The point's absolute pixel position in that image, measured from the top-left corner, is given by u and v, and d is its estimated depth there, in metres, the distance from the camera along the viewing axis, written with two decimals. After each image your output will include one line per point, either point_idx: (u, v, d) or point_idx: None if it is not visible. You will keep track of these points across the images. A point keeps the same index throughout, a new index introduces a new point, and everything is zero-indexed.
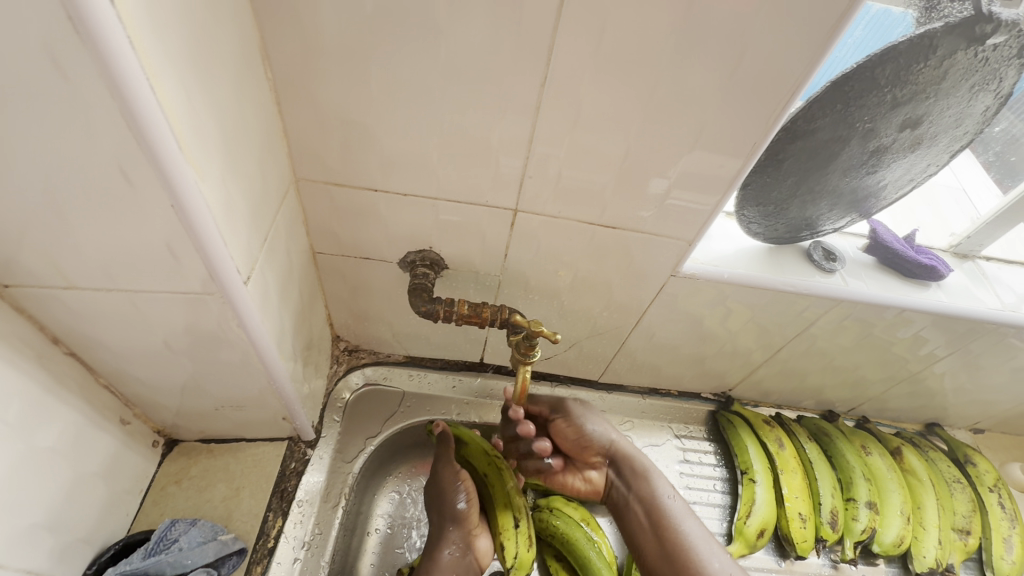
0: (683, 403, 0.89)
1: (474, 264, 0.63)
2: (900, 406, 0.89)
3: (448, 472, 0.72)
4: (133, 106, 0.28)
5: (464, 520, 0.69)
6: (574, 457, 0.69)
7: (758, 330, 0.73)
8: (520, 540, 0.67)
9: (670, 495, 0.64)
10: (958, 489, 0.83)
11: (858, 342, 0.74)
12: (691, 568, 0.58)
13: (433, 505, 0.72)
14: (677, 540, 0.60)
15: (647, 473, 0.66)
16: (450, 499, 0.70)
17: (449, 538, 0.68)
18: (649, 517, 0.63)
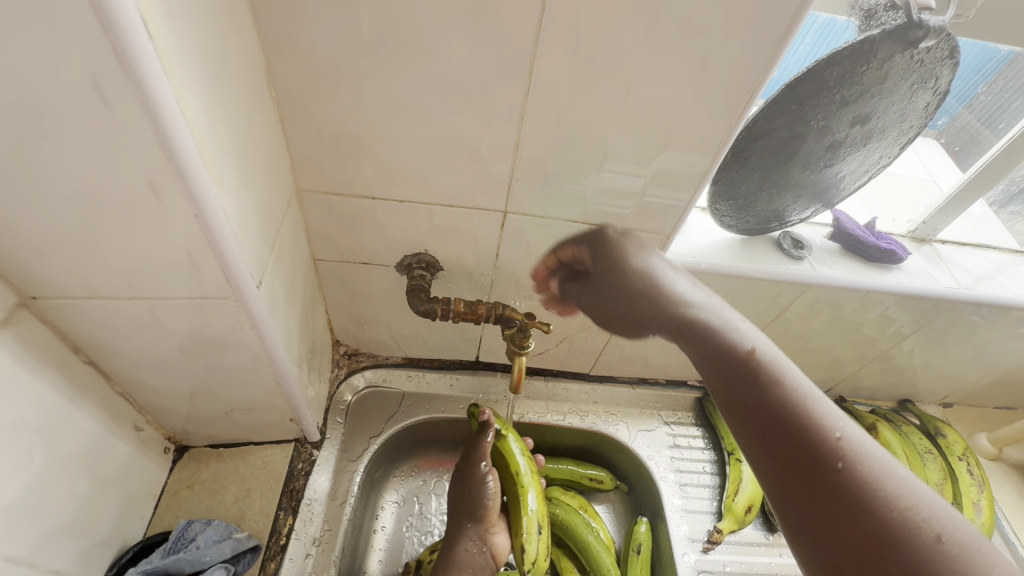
0: (671, 391, 0.93)
1: (468, 264, 0.67)
2: (874, 384, 0.94)
3: (480, 474, 0.73)
4: (165, 127, 0.31)
5: (484, 518, 0.73)
6: (635, 285, 0.59)
7: (736, 317, 0.77)
8: (539, 545, 0.70)
9: (744, 341, 0.54)
10: (930, 459, 0.88)
11: (829, 324, 0.79)
12: (816, 439, 0.46)
13: (460, 499, 0.75)
14: (771, 386, 0.50)
15: (774, 381, 0.50)
16: (474, 500, 0.73)
17: (467, 533, 0.73)
18: (735, 358, 0.53)
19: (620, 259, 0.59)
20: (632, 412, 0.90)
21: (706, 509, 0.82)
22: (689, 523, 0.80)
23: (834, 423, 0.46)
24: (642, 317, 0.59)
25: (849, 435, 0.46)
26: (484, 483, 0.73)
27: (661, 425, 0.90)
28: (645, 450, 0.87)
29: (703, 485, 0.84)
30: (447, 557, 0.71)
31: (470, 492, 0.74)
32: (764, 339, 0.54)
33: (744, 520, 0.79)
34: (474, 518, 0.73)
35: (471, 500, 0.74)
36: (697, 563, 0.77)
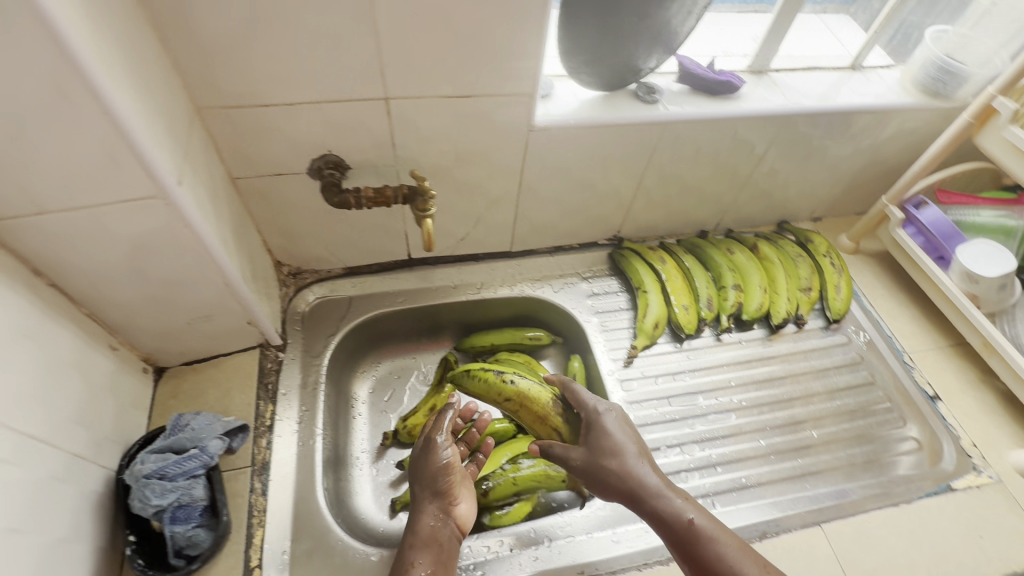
0: (586, 252, 1.07)
1: (370, 157, 0.76)
2: (751, 211, 1.11)
3: (436, 448, 0.71)
4: (56, 31, 0.39)
5: (448, 490, 0.69)
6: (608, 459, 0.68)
7: (616, 167, 0.90)
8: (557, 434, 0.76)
9: (683, 505, 0.64)
10: (801, 261, 1.07)
11: (695, 159, 0.93)
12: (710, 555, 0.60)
13: (417, 481, 0.70)
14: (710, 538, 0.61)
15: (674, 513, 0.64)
16: (433, 475, 0.69)
17: (427, 511, 0.68)
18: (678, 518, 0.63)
19: (598, 444, 0.70)
20: (555, 276, 1.05)
21: (624, 336, 0.99)
22: (612, 348, 0.96)
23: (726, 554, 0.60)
24: (610, 487, 0.67)
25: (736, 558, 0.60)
26: (441, 455, 0.70)
27: (580, 282, 1.05)
28: (569, 303, 1.01)
29: (620, 319, 1.01)
30: (410, 538, 0.65)
31: (427, 467, 0.70)
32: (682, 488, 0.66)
33: (653, 335, 0.95)
34: (434, 493, 0.68)
35: (426, 479, 0.69)
36: (622, 374, 0.94)
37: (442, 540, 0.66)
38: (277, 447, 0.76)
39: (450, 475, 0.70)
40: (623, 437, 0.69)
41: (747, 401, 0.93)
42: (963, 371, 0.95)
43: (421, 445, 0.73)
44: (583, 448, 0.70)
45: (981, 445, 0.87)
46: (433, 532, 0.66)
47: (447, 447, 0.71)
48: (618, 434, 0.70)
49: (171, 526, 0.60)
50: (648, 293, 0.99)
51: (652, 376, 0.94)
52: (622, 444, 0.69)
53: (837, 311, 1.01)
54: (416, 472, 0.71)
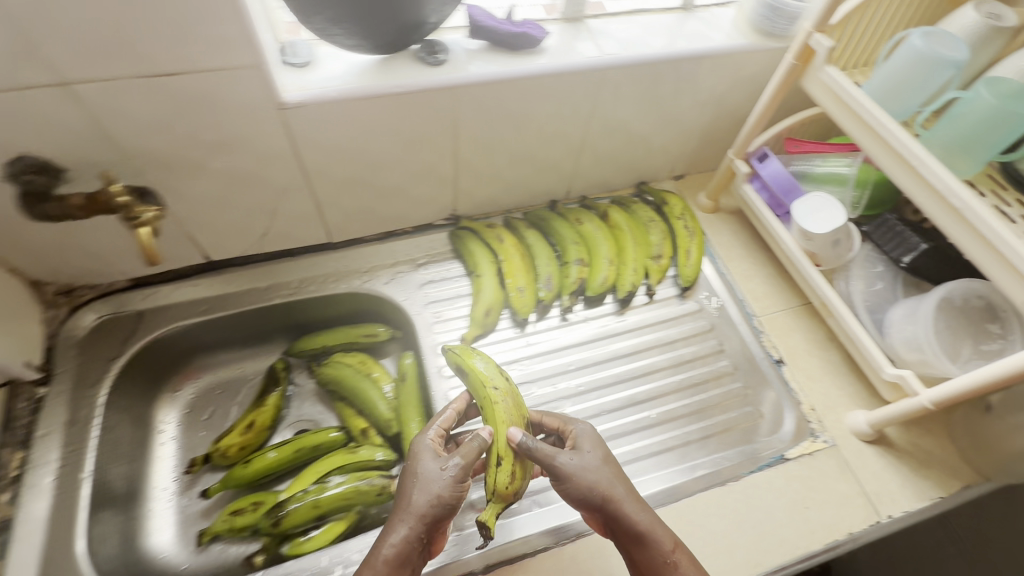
0: (420, 236, 0.97)
1: (86, 155, 0.64)
2: (602, 175, 1.02)
3: (439, 466, 0.63)
4: None
5: (434, 522, 0.61)
6: (564, 486, 0.64)
7: (416, 140, 0.79)
8: (506, 471, 0.67)
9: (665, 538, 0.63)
10: (653, 227, 1.00)
11: (510, 124, 0.83)
12: None
13: (405, 495, 0.62)
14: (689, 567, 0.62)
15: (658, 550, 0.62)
16: (426, 503, 0.61)
17: (418, 528, 0.60)
18: (664, 542, 0.62)
19: (572, 472, 0.64)
20: (386, 265, 0.95)
21: (458, 326, 0.90)
22: (443, 340, 0.88)
23: None
24: (582, 501, 0.64)
25: None
26: (445, 476, 0.62)
27: (415, 269, 0.95)
28: (400, 294, 0.93)
29: (457, 307, 0.92)
30: (381, 551, 0.59)
31: (417, 501, 0.61)
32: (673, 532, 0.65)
33: (485, 323, 0.88)
34: (421, 514, 0.60)
35: (416, 502, 0.61)
36: (451, 369, 0.86)
37: (404, 566, 0.60)
38: (30, 500, 0.67)
39: (432, 512, 0.61)
40: (602, 463, 0.66)
41: (585, 385, 0.87)
42: (811, 330, 0.91)
43: (426, 462, 0.64)
44: (572, 464, 0.65)
45: (821, 409, 0.84)
46: (403, 555, 0.59)
47: (528, 442, 0.65)
48: (600, 459, 0.66)
49: None
50: (481, 277, 0.91)
51: None
52: (605, 477, 0.65)
53: (687, 277, 0.96)
54: (404, 480, 0.64)
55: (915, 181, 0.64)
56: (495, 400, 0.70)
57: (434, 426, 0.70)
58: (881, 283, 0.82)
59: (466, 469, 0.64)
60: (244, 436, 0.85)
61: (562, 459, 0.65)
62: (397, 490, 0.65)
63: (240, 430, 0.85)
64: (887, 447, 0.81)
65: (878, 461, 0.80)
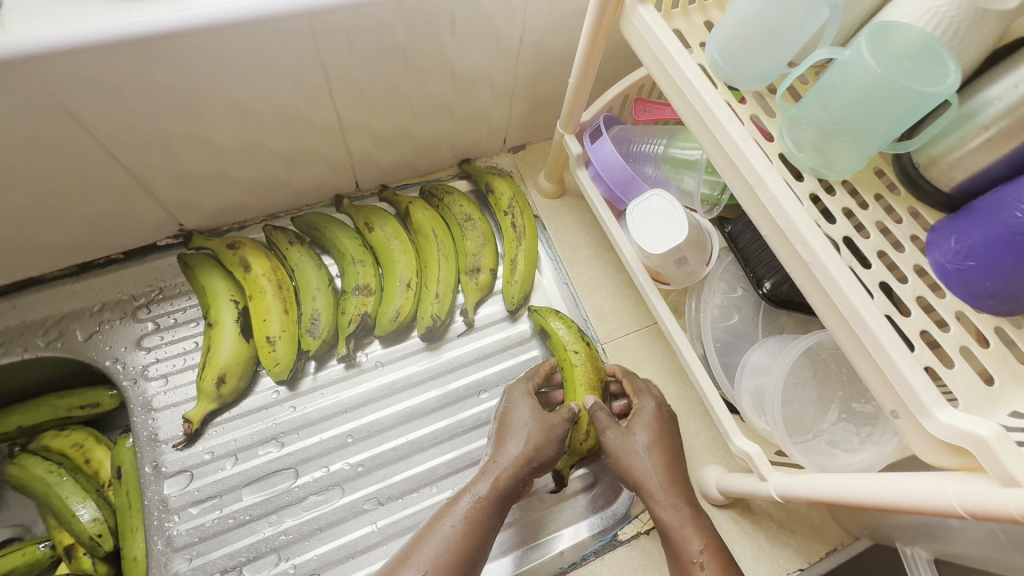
0: (135, 264, 0.69)
1: None
2: (398, 157, 0.74)
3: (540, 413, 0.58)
4: None
5: (540, 467, 0.56)
6: (640, 457, 0.56)
7: (18, 146, 0.49)
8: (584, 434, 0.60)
9: (693, 534, 0.52)
10: (470, 227, 0.74)
11: (188, 108, 0.53)
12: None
13: (515, 424, 0.58)
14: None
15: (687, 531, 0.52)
16: (537, 444, 0.56)
17: (524, 467, 0.55)
18: (683, 547, 0.52)
19: (636, 445, 0.57)
20: (86, 312, 0.67)
21: (193, 395, 0.65)
22: (165, 420, 0.64)
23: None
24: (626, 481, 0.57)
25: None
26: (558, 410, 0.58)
27: (129, 315, 0.68)
28: (108, 357, 0.66)
29: (192, 367, 0.67)
30: (491, 476, 0.54)
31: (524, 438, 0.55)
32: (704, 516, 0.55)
33: (219, 396, 0.63)
34: (535, 454, 0.55)
35: (559, 417, 0.58)
36: (175, 462, 0.62)
37: (507, 498, 0.54)
38: None
39: (549, 447, 0.56)
40: (655, 438, 0.58)
41: (366, 463, 0.65)
42: (668, 357, 0.71)
43: (524, 402, 0.59)
44: (617, 442, 0.57)
45: None
46: (509, 486, 0.54)
47: (595, 409, 0.57)
48: (657, 434, 0.58)
49: None
50: (213, 327, 0.64)
51: (224, 455, 0.63)
52: (654, 454, 0.56)
53: (513, 297, 0.72)
54: (507, 415, 0.59)
55: (757, 211, 0.43)
56: (573, 362, 0.63)
57: (528, 377, 0.64)
58: (738, 314, 0.62)
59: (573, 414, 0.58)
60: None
61: (610, 431, 0.58)
62: (499, 420, 0.60)
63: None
64: (745, 511, 0.65)
65: (732, 531, 0.64)
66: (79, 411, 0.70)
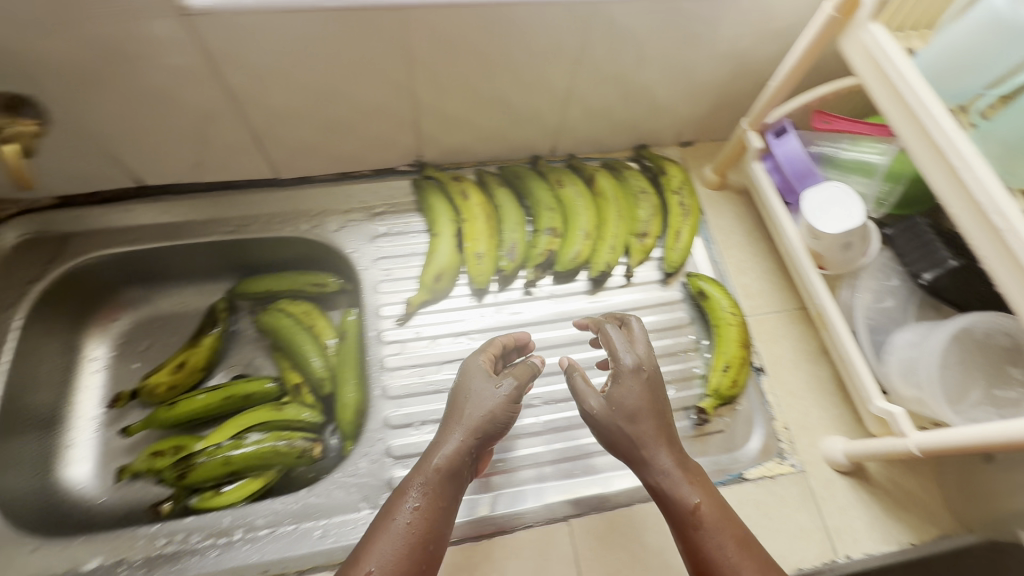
0: (379, 181, 0.87)
1: None
2: (593, 132, 0.88)
3: (492, 384, 0.57)
4: None
5: (486, 438, 0.55)
6: (631, 425, 0.55)
7: (365, 71, 0.68)
8: (724, 378, 0.74)
9: (688, 490, 0.54)
10: (643, 199, 0.87)
11: (478, 62, 0.70)
12: (699, 535, 0.52)
13: (456, 409, 0.56)
14: (703, 537, 0.52)
15: (671, 493, 0.53)
16: (490, 416, 0.55)
17: (482, 439, 0.54)
18: (678, 506, 0.53)
19: (608, 414, 0.56)
20: (337, 209, 0.86)
21: (407, 288, 0.82)
22: (387, 302, 0.81)
23: (719, 540, 0.51)
24: (614, 450, 0.57)
25: (716, 543, 0.51)
26: (495, 391, 0.57)
27: (369, 218, 0.86)
28: (350, 246, 0.84)
29: (409, 266, 0.84)
30: (430, 457, 0.53)
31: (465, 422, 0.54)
32: (706, 481, 0.55)
33: (434, 289, 0.79)
34: (472, 433, 0.54)
35: (486, 408, 0.55)
36: (392, 335, 0.79)
37: (457, 478, 0.53)
38: None
39: (486, 430, 0.55)
40: (646, 405, 0.56)
41: None
42: (804, 339, 0.80)
43: (465, 387, 0.58)
44: (604, 404, 0.56)
45: (796, 428, 0.75)
46: (454, 467, 0.53)
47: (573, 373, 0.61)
48: (646, 400, 0.56)
49: None
50: (437, 237, 0.81)
51: (429, 337, 0.79)
52: (648, 418, 0.55)
53: (673, 263, 0.84)
54: (455, 398, 0.58)
55: (931, 158, 0.53)
56: (726, 323, 0.78)
57: (483, 351, 0.65)
58: (892, 300, 0.70)
59: (519, 389, 0.58)
60: (176, 373, 0.81)
61: (590, 403, 0.57)
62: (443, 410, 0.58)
63: (172, 367, 0.81)
64: (863, 481, 0.72)
65: (849, 496, 0.71)
66: (311, 287, 0.88)
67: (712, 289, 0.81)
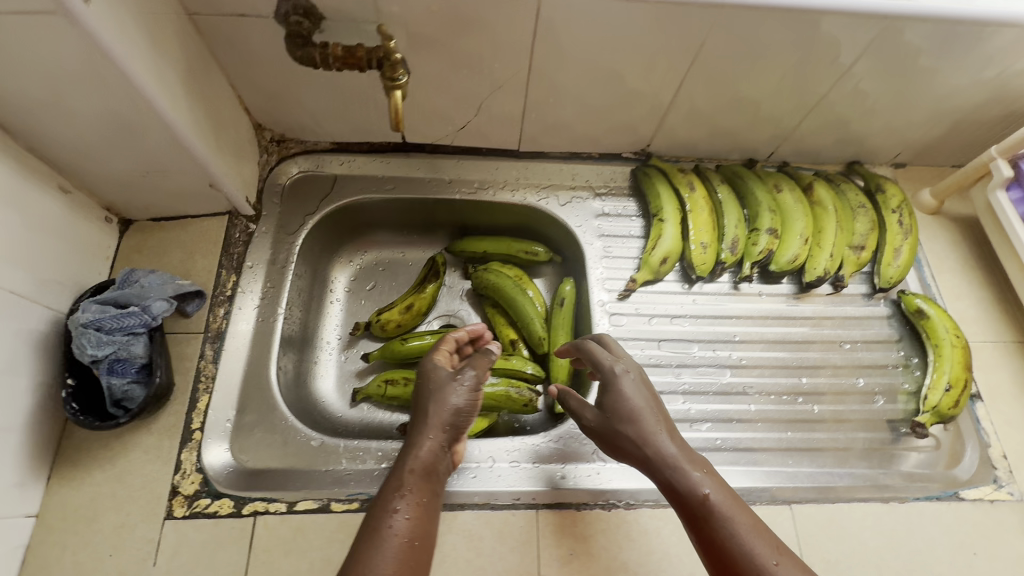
0: (605, 164, 0.93)
1: (346, 6, 0.63)
2: (817, 143, 0.91)
3: (456, 377, 0.62)
4: None
5: (455, 430, 0.60)
6: (620, 424, 0.58)
7: (653, 60, 0.73)
8: (945, 397, 0.75)
9: (699, 478, 0.52)
10: (861, 214, 0.89)
11: (756, 63, 0.74)
12: (721, 529, 0.49)
13: (423, 410, 0.60)
14: (719, 527, 0.49)
15: (682, 480, 0.52)
16: (462, 406, 0.60)
17: (433, 442, 0.58)
18: (688, 496, 0.51)
19: (625, 411, 0.58)
20: (564, 186, 0.92)
21: (626, 267, 0.87)
22: (608, 278, 0.86)
23: (772, 545, 0.47)
24: (630, 454, 0.57)
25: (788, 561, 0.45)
26: (458, 386, 0.61)
27: (592, 198, 0.92)
28: (574, 220, 0.90)
29: (627, 247, 0.89)
30: (408, 461, 0.56)
31: (440, 404, 0.59)
32: (718, 478, 0.52)
33: (658, 271, 0.84)
34: (450, 418, 0.59)
35: (448, 405, 0.59)
36: (612, 307, 0.84)
37: (433, 476, 0.56)
38: (236, 320, 0.74)
39: (463, 415, 0.60)
40: (649, 400, 0.59)
41: (746, 360, 0.82)
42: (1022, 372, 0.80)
43: (440, 373, 0.63)
44: (637, 390, 0.60)
45: (1013, 457, 0.75)
46: (432, 464, 0.56)
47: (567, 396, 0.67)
48: (647, 399, 0.59)
49: (106, 376, 0.60)
50: (664, 222, 0.85)
51: (646, 314, 0.84)
52: (647, 414, 0.57)
53: (888, 279, 0.85)
54: (422, 399, 0.62)
55: None
56: (947, 345, 0.79)
57: (444, 342, 0.68)
58: None
59: (479, 380, 0.63)
60: (403, 313, 0.89)
61: (589, 417, 0.62)
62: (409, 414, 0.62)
63: (401, 307, 0.89)
64: None
65: None
66: (523, 254, 0.94)
67: (933, 311, 0.81)
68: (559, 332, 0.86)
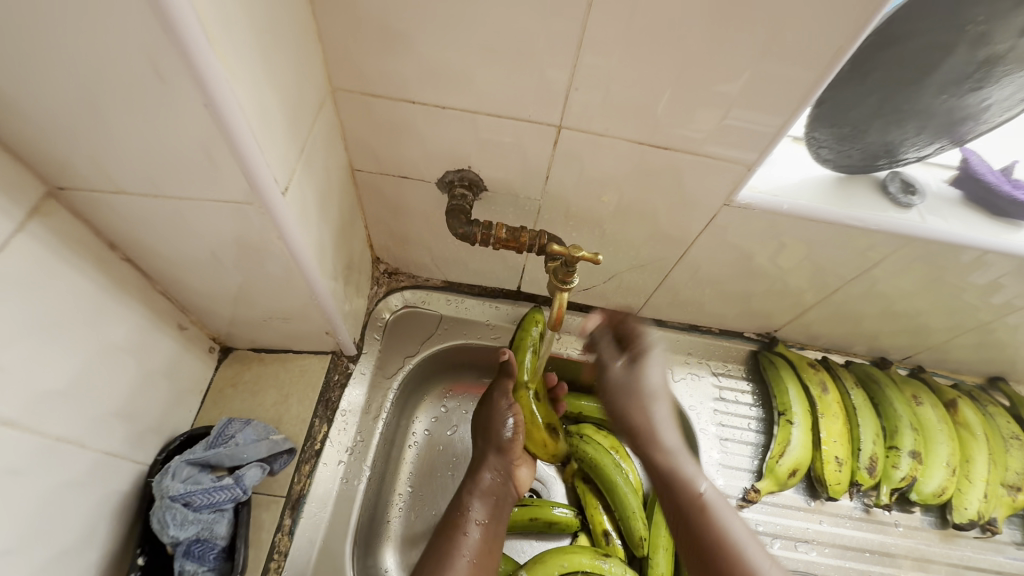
0: (723, 341, 0.86)
1: (514, 186, 0.60)
2: (964, 357, 0.84)
3: (501, 407, 0.72)
4: (175, 24, 0.29)
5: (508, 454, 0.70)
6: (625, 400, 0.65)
7: (815, 269, 0.68)
8: None
9: (725, 523, 0.55)
10: (1015, 447, 0.79)
11: (925, 285, 0.68)
12: None
13: (483, 435, 0.72)
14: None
15: (710, 518, 0.56)
16: (518, 436, 0.71)
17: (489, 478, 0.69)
18: (710, 539, 0.54)
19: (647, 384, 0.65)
20: (679, 358, 0.85)
21: (744, 467, 0.78)
22: (725, 479, 0.77)
23: None
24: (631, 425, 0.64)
25: None
26: (506, 417, 0.71)
27: (708, 376, 0.85)
28: (688, 400, 0.82)
29: (745, 442, 0.80)
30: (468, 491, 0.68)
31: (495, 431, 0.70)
32: (739, 522, 0.55)
33: (785, 484, 0.74)
34: (498, 454, 0.70)
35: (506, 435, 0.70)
36: None
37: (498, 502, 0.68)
38: (318, 479, 0.66)
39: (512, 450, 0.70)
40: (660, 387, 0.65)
41: None
42: None
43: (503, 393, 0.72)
44: (633, 381, 0.65)
45: None
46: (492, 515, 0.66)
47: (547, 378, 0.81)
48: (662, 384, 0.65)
49: (181, 560, 0.53)
50: (793, 425, 0.76)
51: (767, 534, 0.74)
52: (640, 416, 0.64)
53: None
54: (481, 423, 0.74)
55: None
56: None
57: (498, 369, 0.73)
58: None
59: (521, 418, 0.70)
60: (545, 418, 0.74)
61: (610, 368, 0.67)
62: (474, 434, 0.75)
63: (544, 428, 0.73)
64: None
65: None
66: None
67: None
68: (661, 532, 0.76)
